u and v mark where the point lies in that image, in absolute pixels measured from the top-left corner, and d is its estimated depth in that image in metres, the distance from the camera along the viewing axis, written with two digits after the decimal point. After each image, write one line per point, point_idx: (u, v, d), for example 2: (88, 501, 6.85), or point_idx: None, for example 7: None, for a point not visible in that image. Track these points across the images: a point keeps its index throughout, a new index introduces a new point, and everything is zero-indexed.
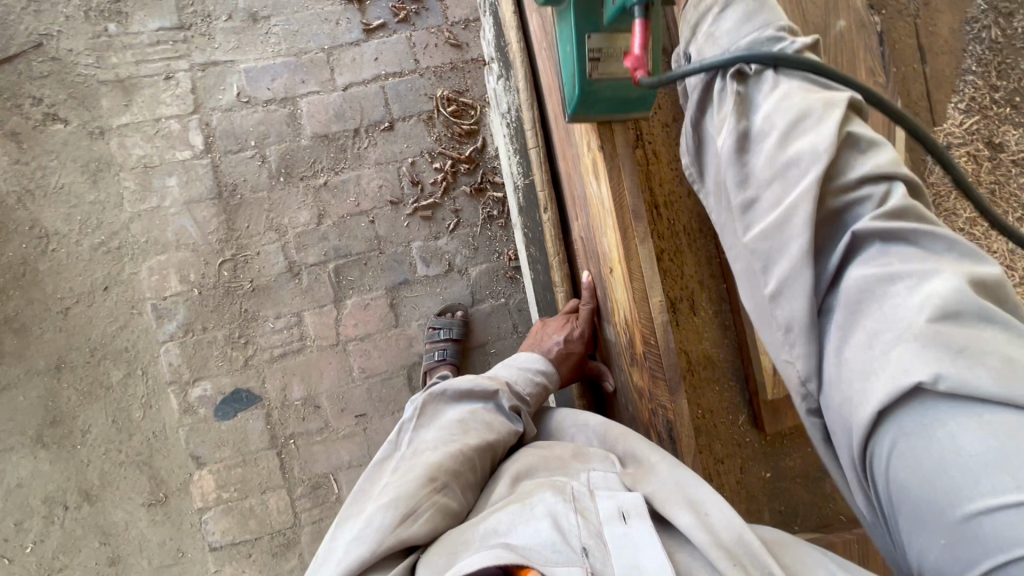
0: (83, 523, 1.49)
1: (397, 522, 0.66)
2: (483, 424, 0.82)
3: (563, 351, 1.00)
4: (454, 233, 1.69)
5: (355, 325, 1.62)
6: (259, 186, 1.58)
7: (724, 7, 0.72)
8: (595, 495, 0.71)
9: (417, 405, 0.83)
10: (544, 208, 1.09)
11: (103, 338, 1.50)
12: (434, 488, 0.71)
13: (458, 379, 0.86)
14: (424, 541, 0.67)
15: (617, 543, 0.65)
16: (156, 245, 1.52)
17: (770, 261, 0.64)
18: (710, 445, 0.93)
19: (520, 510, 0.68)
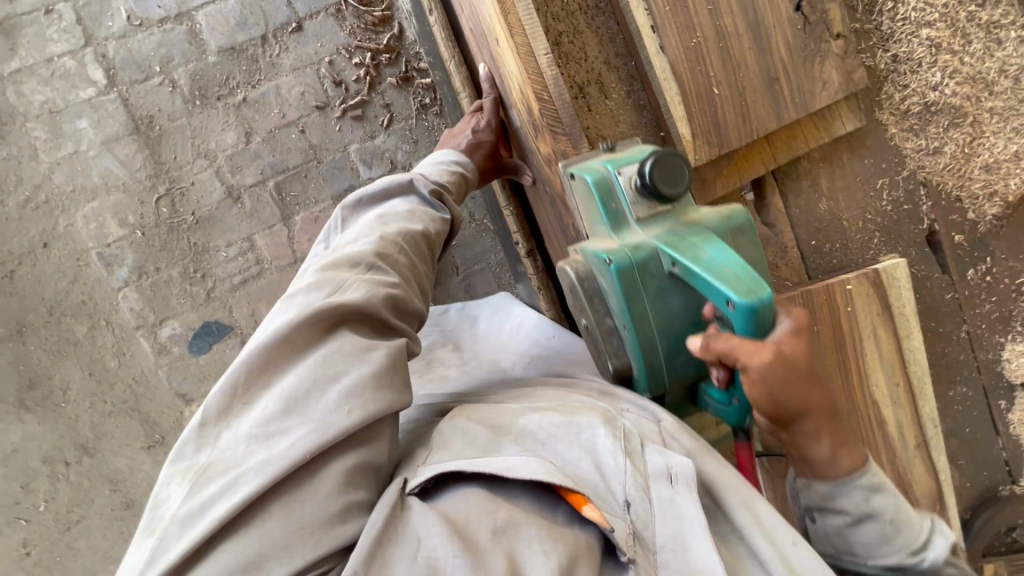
0: (89, 474, 1.52)
1: (328, 293, 0.66)
2: (406, 215, 0.83)
3: (473, 142, 0.98)
4: (390, 129, 1.63)
5: (310, 240, 1.60)
6: (176, 114, 1.51)
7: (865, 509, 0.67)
8: (648, 446, 0.67)
9: (338, 218, 0.85)
10: (430, 12, 1.02)
11: (57, 296, 1.48)
12: (366, 269, 0.72)
13: (375, 181, 0.87)
14: (359, 307, 0.66)
15: (664, 505, 0.62)
16: (85, 192, 1.47)
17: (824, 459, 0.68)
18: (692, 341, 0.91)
19: (565, 426, 0.67)
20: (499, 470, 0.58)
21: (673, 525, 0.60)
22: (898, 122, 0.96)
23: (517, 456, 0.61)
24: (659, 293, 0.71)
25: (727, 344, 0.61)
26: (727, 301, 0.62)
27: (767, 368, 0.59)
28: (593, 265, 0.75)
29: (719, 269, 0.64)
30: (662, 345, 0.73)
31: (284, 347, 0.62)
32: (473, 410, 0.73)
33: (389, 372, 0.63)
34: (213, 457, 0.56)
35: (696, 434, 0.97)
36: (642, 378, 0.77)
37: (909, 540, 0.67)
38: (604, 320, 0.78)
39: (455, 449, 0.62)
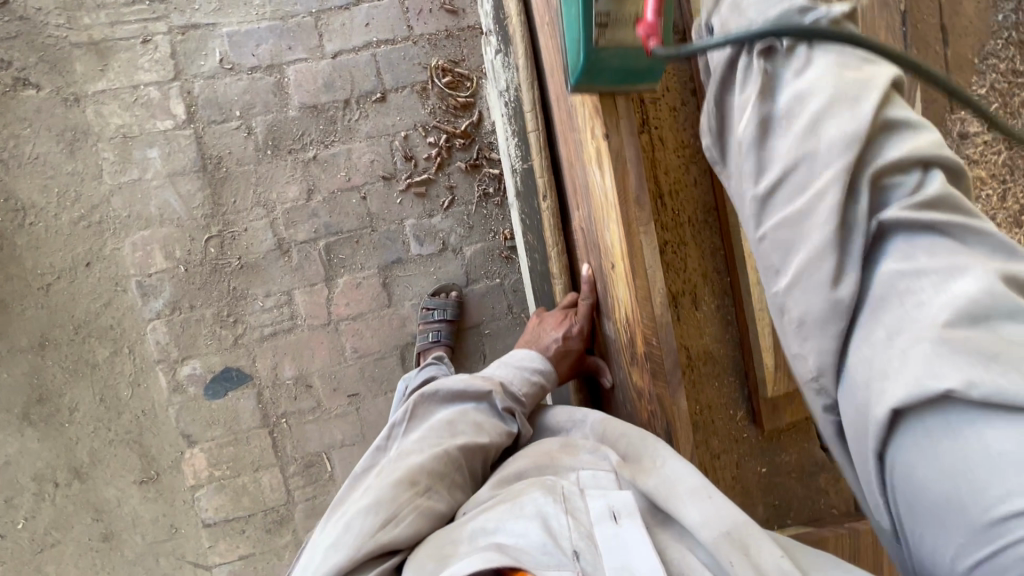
0: (75, 499, 1.48)
1: (378, 526, 0.71)
2: (474, 425, 0.88)
3: (561, 349, 1.06)
4: (449, 211, 1.64)
5: (347, 304, 1.59)
6: (246, 159, 1.52)
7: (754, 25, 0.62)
8: (587, 495, 0.76)
9: (409, 406, 0.89)
10: (543, 195, 1.09)
11: (87, 316, 1.46)
12: (420, 492, 0.76)
13: (453, 377, 0.92)
14: (406, 544, 0.72)
15: (608, 540, 0.69)
16: (139, 219, 1.47)
17: (778, 183, 0.60)
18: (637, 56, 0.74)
19: (510, 508, 0.73)
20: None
21: (620, 557, 0.66)
22: None
23: (462, 560, 0.64)
24: None
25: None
26: None
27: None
28: None
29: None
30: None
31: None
32: (431, 536, 0.73)
33: None
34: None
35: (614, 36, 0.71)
36: None
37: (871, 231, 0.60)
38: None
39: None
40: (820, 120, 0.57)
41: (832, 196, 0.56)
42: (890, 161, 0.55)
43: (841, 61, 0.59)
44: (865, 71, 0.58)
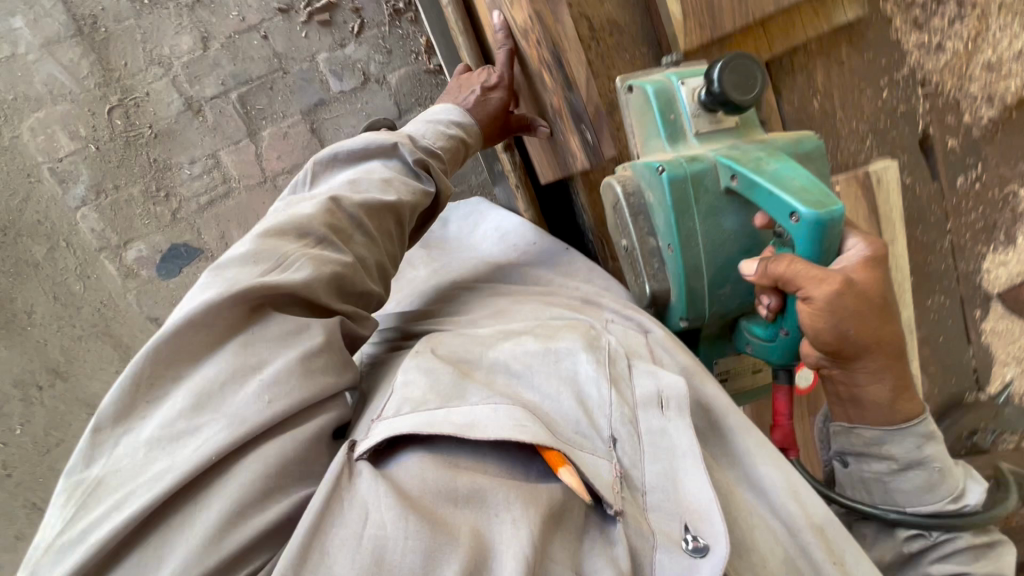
0: (64, 398, 1.50)
1: (267, 272, 0.64)
2: (380, 182, 0.80)
3: (485, 106, 0.98)
4: (361, 37, 1.51)
5: (279, 158, 1.51)
6: (123, 13, 1.38)
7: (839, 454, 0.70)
8: (635, 373, 0.72)
9: (308, 173, 0.83)
10: None
11: (10, 214, 1.39)
12: (316, 241, 0.70)
13: (352, 139, 0.84)
14: (300, 286, 0.64)
15: (653, 440, 0.66)
16: (29, 101, 1.36)
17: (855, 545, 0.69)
18: (752, 389, 0.94)
19: (544, 355, 0.71)
20: (459, 434, 0.57)
21: (664, 465, 0.65)
22: (902, 15, 0.89)
23: (479, 404, 0.61)
24: (713, 210, 0.73)
25: (789, 268, 0.64)
26: (791, 214, 0.64)
27: (831, 293, 0.62)
28: (642, 177, 0.76)
29: (785, 182, 0.66)
30: (705, 270, 0.76)
31: (230, 301, 0.60)
32: (439, 342, 0.74)
33: (322, 360, 0.63)
34: (145, 429, 0.56)
35: (733, 379, 0.93)
36: (681, 304, 0.79)
37: (951, 488, 0.70)
38: (646, 241, 0.80)
39: (415, 393, 0.62)
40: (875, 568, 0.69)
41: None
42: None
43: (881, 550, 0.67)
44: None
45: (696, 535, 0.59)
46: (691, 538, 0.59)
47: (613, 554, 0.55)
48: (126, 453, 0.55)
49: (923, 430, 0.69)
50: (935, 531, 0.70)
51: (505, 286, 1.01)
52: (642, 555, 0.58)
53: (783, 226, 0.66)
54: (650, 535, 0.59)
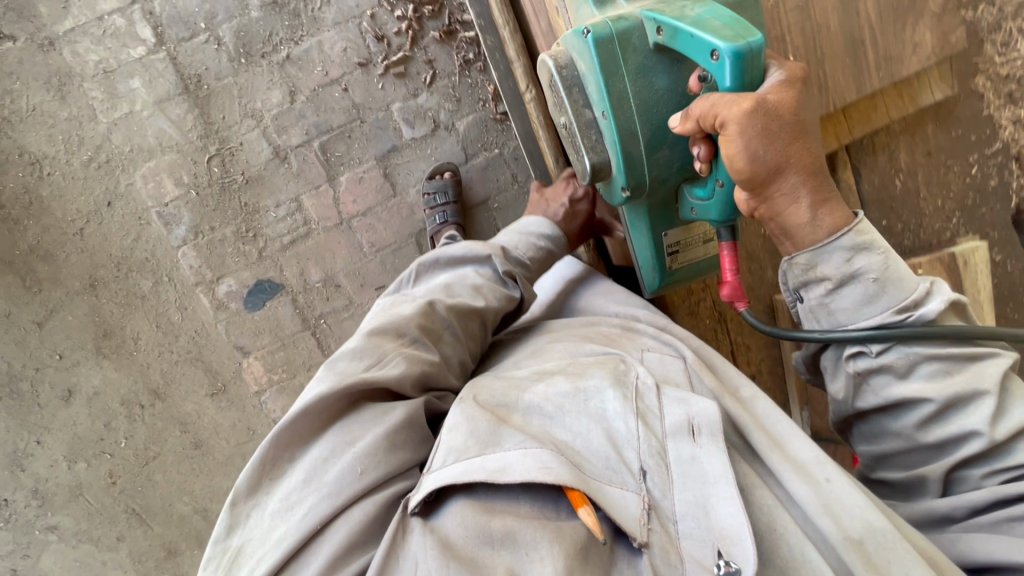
0: (162, 417, 1.66)
1: (368, 367, 0.75)
2: (471, 287, 0.92)
3: (569, 213, 1.08)
4: (433, 87, 1.59)
5: (355, 201, 1.62)
6: (223, 72, 1.51)
7: (832, 276, 0.76)
8: (663, 402, 0.76)
9: (412, 273, 0.97)
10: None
11: (124, 252, 1.56)
12: (408, 342, 0.81)
13: (454, 247, 0.97)
14: (395, 382, 0.75)
15: (683, 467, 0.71)
16: (142, 152, 1.52)
17: (860, 385, 0.79)
18: (701, 258, 1.04)
19: (574, 395, 0.77)
20: (490, 479, 0.63)
21: (694, 493, 0.69)
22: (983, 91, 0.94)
23: (513, 450, 0.66)
24: (642, 71, 0.81)
25: (707, 101, 0.72)
26: (712, 52, 0.71)
27: (745, 111, 0.69)
28: (575, 50, 0.85)
29: (706, 24, 0.73)
30: (641, 133, 0.83)
31: (344, 393, 0.72)
32: (479, 387, 0.80)
33: (401, 432, 0.72)
34: (269, 503, 0.66)
35: (683, 254, 1.02)
36: (622, 174, 0.87)
37: (893, 298, 0.74)
38: (583, 114, 0.87)
39: (456, 442, 0.68)
40: (933, 415, 0.73)
41: (944, 430, 0.73)
42: (951, 431, 0.72)
43: (940, 370, 0.73)
44: (961, 380, 0.72)
45: (728, 560, 0.62)
46: (724, 563, 0.62)
47: None
48: (256, 525, 0.65)
49: (848, 242, 0.74)
50: (874, 345, 0.75)
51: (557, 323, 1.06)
52: None
53: (706, 66, 0.73)
54: (680, 563, 0.63)
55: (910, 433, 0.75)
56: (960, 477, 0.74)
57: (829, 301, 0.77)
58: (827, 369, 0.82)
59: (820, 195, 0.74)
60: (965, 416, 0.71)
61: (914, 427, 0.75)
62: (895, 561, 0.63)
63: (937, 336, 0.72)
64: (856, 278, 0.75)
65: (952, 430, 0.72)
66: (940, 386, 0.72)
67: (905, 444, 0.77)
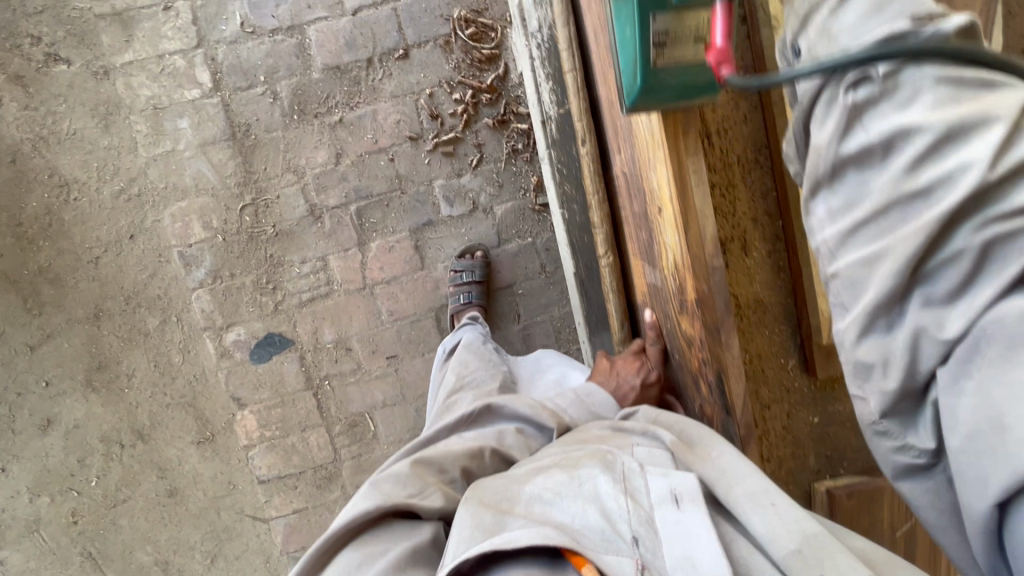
0: (140, 459, 1.58)
1: (410, 493, 0.74)
2: (523, 446, 0.91)
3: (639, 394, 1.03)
4: (478, 170, 1.61)
5: (381, 268, 1.60)
6: (273, 125, 1.51)
7: (811, 88, 0.54)
8: (647, 475, 0.76)
9: (474, 409, 0.99)
10: (582, 141, 1.06)
11: (136, 286, 1.51)
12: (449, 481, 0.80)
13: (515, 400, 0.97)
14: (429, 509, 0.73)
15: (670, 528, 0.69)
16: (176, 191, 1.49)
17: (857, 184, 0.53)
18: (697, 66, 0.69)
19: (569, 482, 0.76)
20: (496, 548, 0.63)
21: (682, 548, 0.66)
22: None
23: (519, 527, 0.66)
24: None
25: None
26: None
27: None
28: None
29: None
30: None
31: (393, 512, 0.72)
32: (481, 487, 0.78)
33: (428, 549, 0.68)
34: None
35: (673, 50, 0.68)
36: None
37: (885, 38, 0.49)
38: None
39: (464, 532, 0.68)
40: (934, 152, 0.47)
41: (952, 168, 0.46)
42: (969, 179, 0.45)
43: (947, 93, 0.47)
44: (977, 101, 0.46)
45: None
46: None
47: None
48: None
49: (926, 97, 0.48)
50: (867, 120, 0.51)
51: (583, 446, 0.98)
52: None
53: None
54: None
55: (915, 193, 0.49)
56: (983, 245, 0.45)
57: (817, 110, 0.55)
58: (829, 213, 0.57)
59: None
60: (972, 148, 0.45)
61: (896, 178, 0.50)
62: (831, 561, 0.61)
63: (937, 63, 0.48)
64: (857, 53, 0.51)
65: (957, 162, 0.46)
66: (943, 112, 0.47)
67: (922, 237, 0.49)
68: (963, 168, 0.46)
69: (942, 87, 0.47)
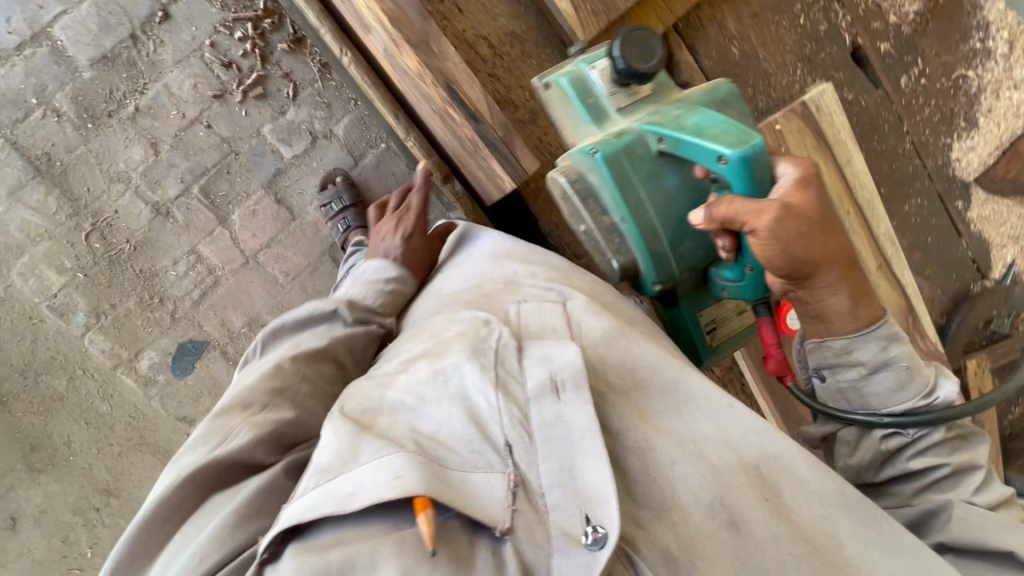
0: (122, 513, 1.54)
1: (211, 447, 0.66)
2: (320, 338, 0.88)
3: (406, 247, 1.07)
4: (298, 99, 1.54)
5: (254, 236, 1.56)
6: (73, 143, 1.44)
7: (866, 361, 0.78)
8: (525, 359, 0.64)
9: (259, 343, 0.91)
10: None
11: (26, 356, 1.47)
12: (261, 408, 0.72)
13: (291, 313, 0.91)
14: (245, 455, 0.66)
15: (548, 431, 0.57)
16: (12, 249, 1.45)
17: (890, 455, 0.80)
18: (740, 329, 1.01)
19: (432, 380, 0.62)
20: (333, 510, 0.50)
21: (559, 459, 0.56)
22: None
23: (365, 467, 0.52)
24: (653, 175, 0.81)
25: (731, 209, 0.72)
26: (718, 157, 0.73)
27: (771, 221, 0.70)
28: (582, 164, 0.83)
29: (706, 131, 0.75)
30: (662, 231, 0.83)
31: (208, 471, 0.64)
32: (339, 399, 0.64)
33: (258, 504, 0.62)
34: None
35: (721, 328, 0.99)
36: (650, 270, 0.86)
37: (920, 385, 0.77)
38: (601, 220, 0.85)
39: (316, 464, 0.55)
40: (940, 474, 0.76)
41: (933, 461, 0.77)
42: (969, 464, 0.76)
43: (950, 446, 0.77)
44: (966, 452, 0.77)
45: (595, 526, 0.52)
46: (590, 530, 0.52)
47: None
48: None
49: (884, 331, 0.77)
50: (910, 429, 0.77)
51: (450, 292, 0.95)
52: (538, 567, 0.51)
53: (715, 170, 0.74)
54: (546, 542, 0.52)
55: (906, 469, 0.79)
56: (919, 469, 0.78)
57: (888, 459, 0.80)
58: (845, 441, 0.84)
59: (851, 290, 0.76)
60: (962, 479, 0.75)
61: (902, 462, 0.79)
62: (787, 478, 0.64)
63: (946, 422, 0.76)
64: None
65: (933, 475, 0.76)
66: (951, 455, 0.76)
67: (896, 471, 0.80)
68: (938, 465, 0.76)
69: (953, 447, 0.77)
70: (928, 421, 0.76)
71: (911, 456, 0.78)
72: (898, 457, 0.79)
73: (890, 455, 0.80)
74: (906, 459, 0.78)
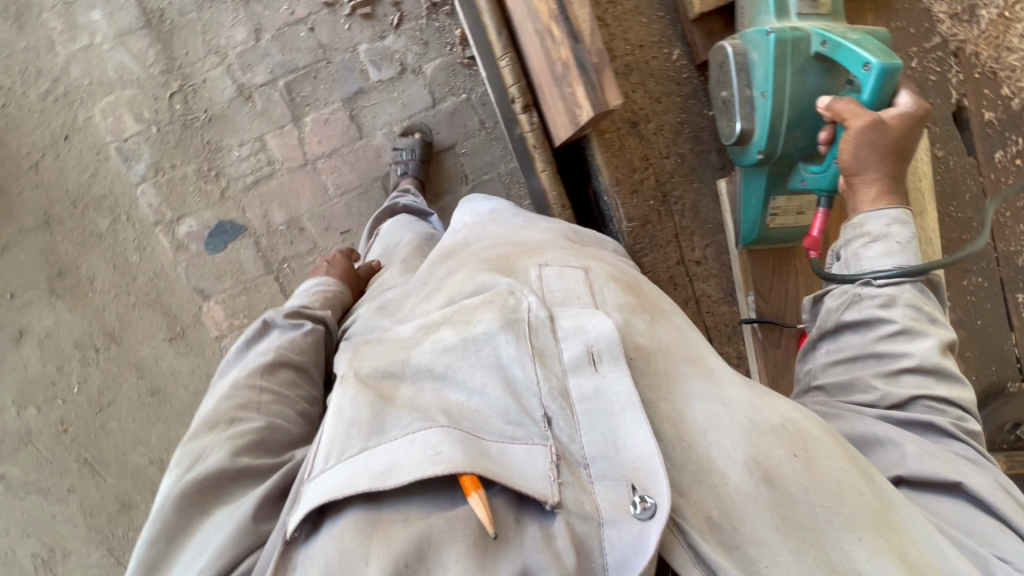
0: (117, 361, 1.58)
1: (187, 468, 0.71)
2: (263, 351, 0.86)
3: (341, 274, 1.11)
4: (400, 29, 1.60)
5: (319, 142, 1.60)
6: (186, 8, 1.53)
7: (874, 232, 0.83)
8: (558, 329, 0.65)
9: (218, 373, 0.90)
10: None
11: (81, 188, 1.54)
12: (228, 425, 0.75)
13: (234, 346, 0.91)
14: (213, 470, 0.70)
15: (588, 403, 0.60)
16: (101, 86, 1.52)
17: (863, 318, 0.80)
18: (791, 226, 1.16)
19: (461, 346, 0.64)
20: (376, 484, 0.55)
21: (602, 432, 0.59)
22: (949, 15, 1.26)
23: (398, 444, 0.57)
24: (802, 69, 0.94)
25: (845, 108, 0.85)
26: (864, 64, 0.84)
27: (860, 126, 0.82)
28: (751, 43, 0.99)
29: (865, 44, 0.86)
30: (788, 111, 0.96)
31: (196, 490, 0.69)
32: (360, 355, 0.67)
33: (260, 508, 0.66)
34: None
35: (781, 217, 1.14)
36: (761, 139, 1.00)
37: (910, 255, 0.81)
38: (743, 91, 1.01)
39: (336, 434, 0.59)
40: (892, 337, 0.78)
41: (899, 344, 0.77)
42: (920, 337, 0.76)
43: (915, 315, 0.78)
44: (928, 325, 0.78)
45: (643, 495, 0.55)
46: (639, 500, 0.55)
47: (556, 550, 0.54)
48: None
49: (896, 212, 0.83)
50: (880, 280, 0.80)
51: (474, 245, 0.90)
52: (590, 540, 0.55)
53: (855, 75, 0.86)
54: (594, 513, 0.55)
55: (871, 342, 0.79)
56: (875, 329, 0.79)
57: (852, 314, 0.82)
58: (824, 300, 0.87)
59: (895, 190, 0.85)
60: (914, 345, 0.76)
61: (870, 333, 0.80)
62: (818, 444, 0.63)
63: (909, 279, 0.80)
64: None
65: (890, 347, 0.77)
66: (908, 317, 0.78)
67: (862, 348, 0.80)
68: (907, 351, 0.76)
69: (918, 323, 0.78)
70: (903, 273, 0.79)
71: (875, 330, 0.79)
72: (870, 323, 0.80)
73: (860, 317, 0.80)
74: (870, 318, 0.80)
